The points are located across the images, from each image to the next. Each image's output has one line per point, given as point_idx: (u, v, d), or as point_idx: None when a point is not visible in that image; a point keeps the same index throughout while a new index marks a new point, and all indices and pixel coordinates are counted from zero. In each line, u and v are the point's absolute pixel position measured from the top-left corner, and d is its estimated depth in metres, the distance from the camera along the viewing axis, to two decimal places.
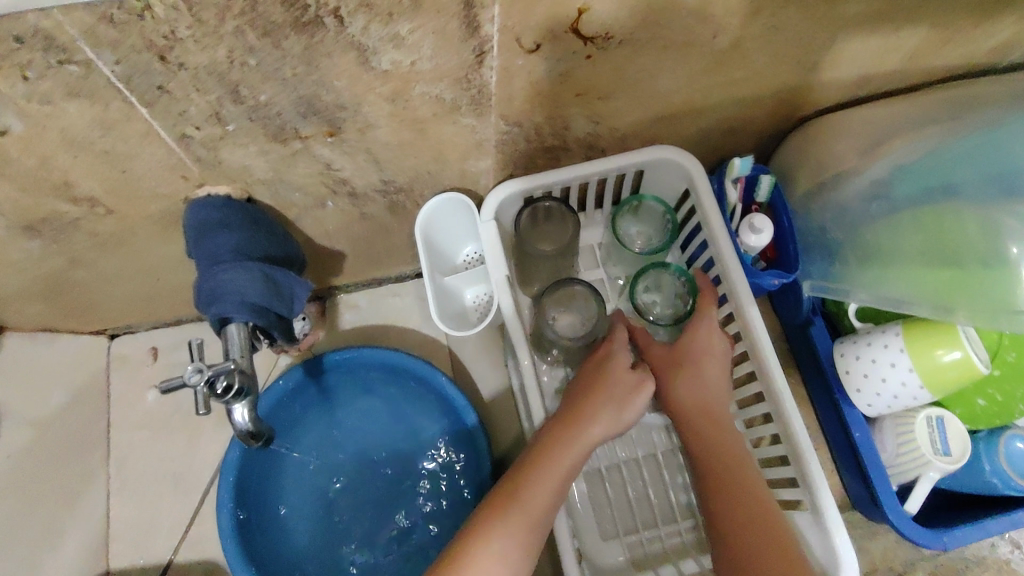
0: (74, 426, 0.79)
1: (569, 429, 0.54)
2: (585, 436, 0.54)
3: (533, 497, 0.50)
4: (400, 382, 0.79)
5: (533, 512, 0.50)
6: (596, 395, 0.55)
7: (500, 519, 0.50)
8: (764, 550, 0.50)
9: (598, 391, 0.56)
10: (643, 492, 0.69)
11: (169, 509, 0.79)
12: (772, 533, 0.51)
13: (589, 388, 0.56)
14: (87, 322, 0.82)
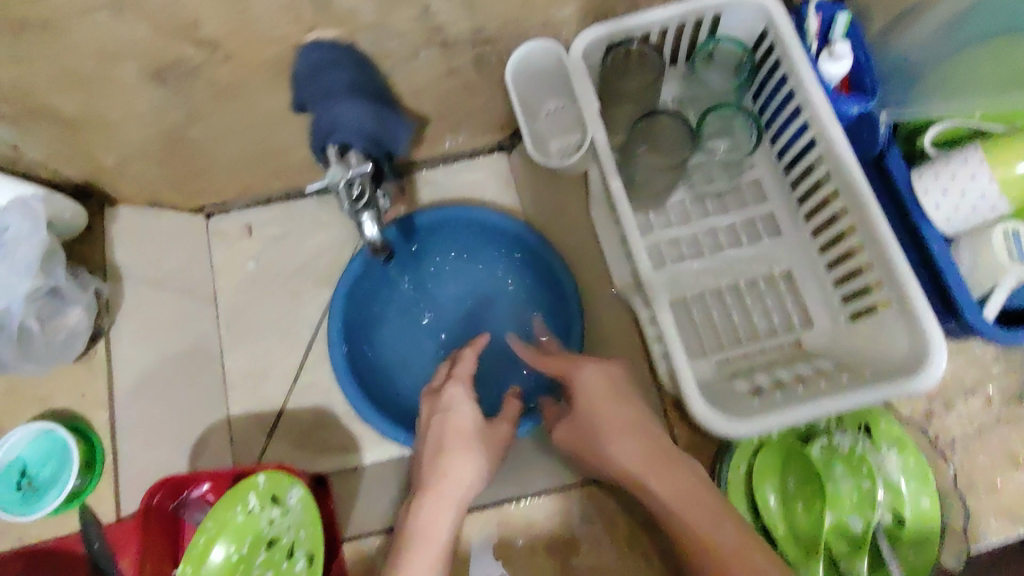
0: (190, 285, 0.87)
1: (433, 499, 0.58)
2: (456, 474, 0.59)
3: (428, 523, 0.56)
4: (489, 238, 0.83)
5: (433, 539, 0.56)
6: (442, 441, 0.61)
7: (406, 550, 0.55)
8: (655, 502, 0.56)
9: (442, 433, 0.62)
10: (727, 314, 0.74)
11: (281, 358, 0.88)
12: (698, 505, 0.54)
13: (439, 446, 0.61)
14: (188, 196, 0.88)
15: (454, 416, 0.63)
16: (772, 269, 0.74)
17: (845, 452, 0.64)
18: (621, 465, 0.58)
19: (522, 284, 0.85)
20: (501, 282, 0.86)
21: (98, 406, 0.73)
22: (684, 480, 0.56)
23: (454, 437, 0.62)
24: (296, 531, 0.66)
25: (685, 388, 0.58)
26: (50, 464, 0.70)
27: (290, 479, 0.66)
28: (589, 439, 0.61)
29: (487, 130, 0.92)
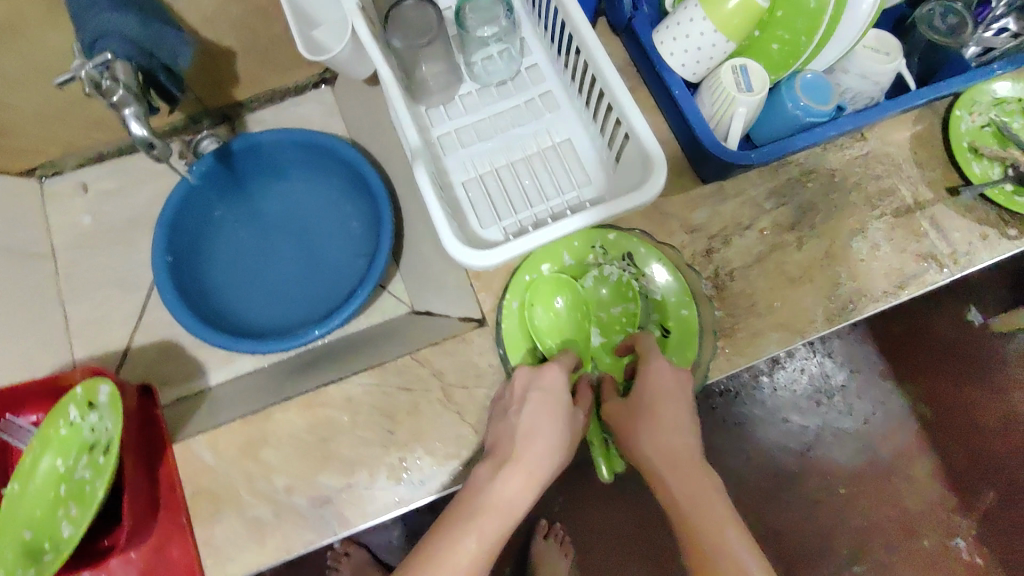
0: (22, 243, 0.89)
1: (518, 468, 0.61)
2: (511, 489, 0.60)
3: (482, 513, 0.58)
4: (306, 161, 0.88)
5: (484, 528, 0.58)
6: (536, 430, 0.62)
7: (433, 549, 0.57)
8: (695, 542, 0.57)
9: (536, 412, 0.63)
10: (517, 183, 0.80)
11: (123, 303, 0.91)
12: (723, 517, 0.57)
13: (531, 422, 0.63)
14: (11, 158, 0.89)
15: (540, 405, 0.63)
16: (552, 141, 0.81)
17: (614, 279, 0.71)
18: (657, 466, 0.61)
19: (343, 198, 0.91)
20: (325, 203, 0.92)
21: None
22: (686, 478, 0.59)
23: (545, 418, 0.63)
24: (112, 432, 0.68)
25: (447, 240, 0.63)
26: None
27: (98, 380, 0.68)
28: (635, 424, 0.62)
29: (300, 63, 0.96)
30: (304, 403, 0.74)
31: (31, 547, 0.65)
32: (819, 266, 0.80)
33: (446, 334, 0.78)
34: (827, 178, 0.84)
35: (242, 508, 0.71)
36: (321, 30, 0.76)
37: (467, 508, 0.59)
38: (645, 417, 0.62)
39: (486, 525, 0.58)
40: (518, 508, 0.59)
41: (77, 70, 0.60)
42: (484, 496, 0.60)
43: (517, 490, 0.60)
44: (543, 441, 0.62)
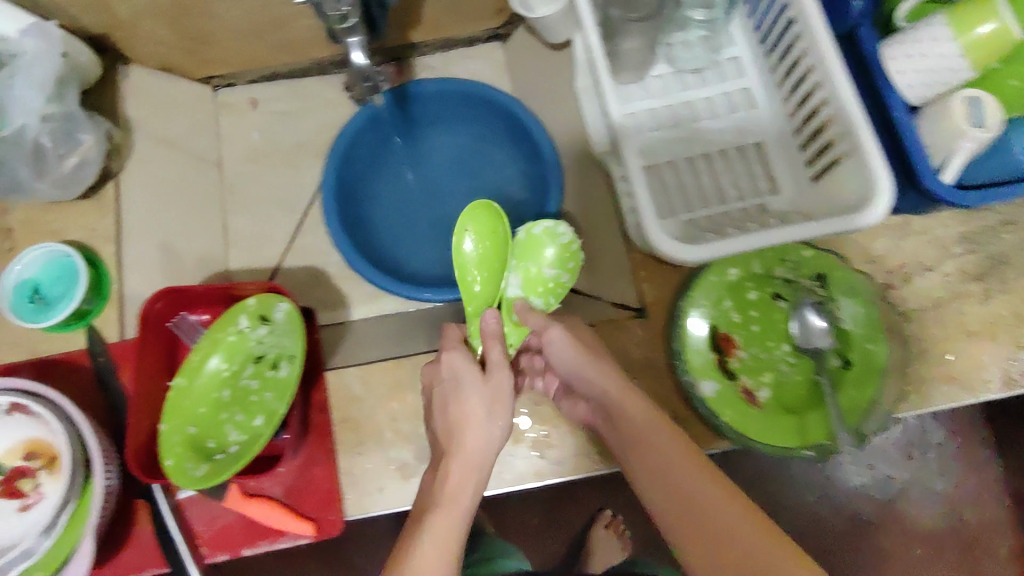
0: (197, 147, 0.93)
1: (456, 469, 0.58)
2: (464, 488, 0.57)
3: (452, 505, 0.56)
4: (478, 116, 0.88)
5: (455, 516, 0.55)
6: (465, 422, 0.59)
7: (421, 535, 0.54)
8: (686, 533, 0.53)
9: (461, 407, 0.60)
10: (699, 178, 0.77)
11: (279, 224, 0.93)
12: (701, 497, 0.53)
13: (457, 416, 0.60)
14: (198, 64, 0.93)
15: (462, 393, 0.60)
16: (743, 140, 0.77)
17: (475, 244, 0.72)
18: (643, 464, 0.58)
19: (507, 156, 0.91)
20: (489, 159, 0.92)
21: (106, 240, 0.79)
22: (650, 468, 0.58)
23: (487, 402, 0.59)
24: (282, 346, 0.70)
25: (647, 228, 0.62)
26: (61, 284, 0.76)
27: (276, 295, 0.70)
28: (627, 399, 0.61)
29: (485, 15, 0.94)
30: None
31: (195, 440, 0.68)
32: (1001, 324, 0.76)
33: (601, 318, 0.78)
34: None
35: (383, 447, 0.72)
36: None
37: (424, 524, 0.55)
38: (615, 410, 0.62)
39: (460, 512, 0.56)
40: (461, 499, 0.56)
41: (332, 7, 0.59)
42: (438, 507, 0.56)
43: (470, 490, 0.57)
44: (474, 434, 0.58)
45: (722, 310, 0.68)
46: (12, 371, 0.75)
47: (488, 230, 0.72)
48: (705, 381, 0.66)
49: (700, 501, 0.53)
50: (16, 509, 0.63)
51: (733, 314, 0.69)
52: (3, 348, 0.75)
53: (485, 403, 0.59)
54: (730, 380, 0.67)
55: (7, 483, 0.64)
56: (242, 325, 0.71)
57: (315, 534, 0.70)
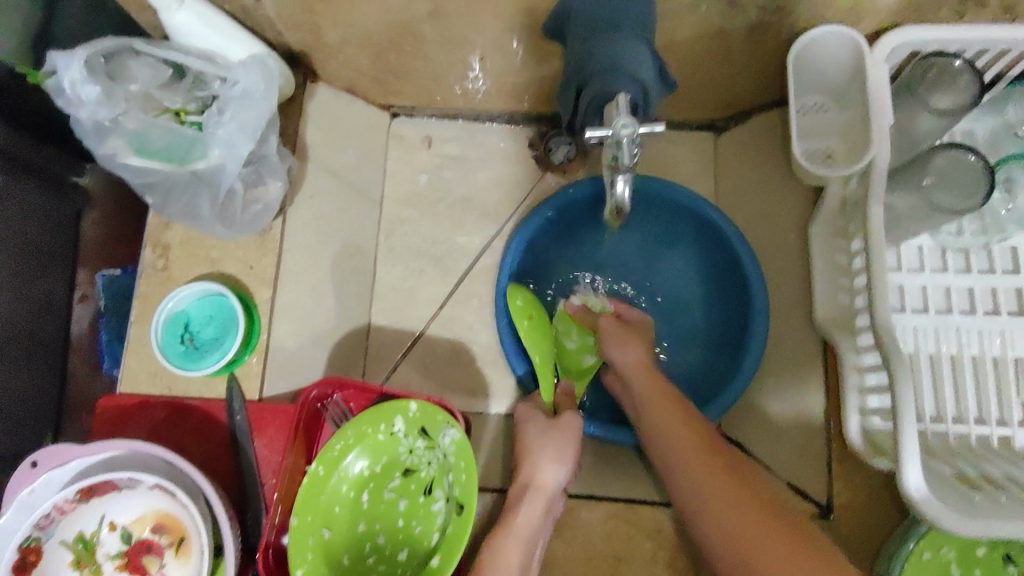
0: (362, 181, 0.85)
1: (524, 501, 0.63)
2: (529, 516, 0.62)
3: (514, 525, 0.61)
4: (676, 224, 0.79)
5: (518, 531, 0.60)
6: (527, 459, 0.65)
7: (490, 546, 0.59)
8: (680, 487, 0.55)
9: (532, 439, 0.66)
10: (941, 383, 0.66)
11: (430, 284, 0.85)
12: (684, 457, 0.56)
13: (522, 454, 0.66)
14: (383, 92, 0.85)
15: (524, 428, 0.68)
16: (1002, 351, 0.66)
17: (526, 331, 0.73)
18: (645, 426, 0.62)
19: (696, 271, 0.81)
20: (674, 270, 0.82)
21: (262, 283, 0.72)
22: (653, 419, 0.61)
23: (549, 438, 0.65)
24: (439, 468, 0.64)
25: (903, 459, 0.55)
26: (212, 325, 0.71)
27: (445, 419, 0.62)
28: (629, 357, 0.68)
29: (706, 107, 0.83)
30: (611, 511, 0.68)
31: (328, 548, 0.62)
32: None
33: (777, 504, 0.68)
34: None
35: None
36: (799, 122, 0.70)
37: (494, 539, 0.60)
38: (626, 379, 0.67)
39: (532, 519, 0.62)
40: (536, 531, 0.61)
41: (628, 147, 0.50)
42: (504, 529, 0.61)
43: (534, 517, 0.62)
44: (541, 469, 0.64)
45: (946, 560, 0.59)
46: (146, 408, 0.70)
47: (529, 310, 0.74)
48: None
49: (695, 461, 0.55)
50: None
51: (952, 568, 0.59)
52: (141, 378, 0.71)
53: (554, 441, 0.65)
54: None
55: (129, 557, 0.60)
56: (395, 429, 0.65)
57: None
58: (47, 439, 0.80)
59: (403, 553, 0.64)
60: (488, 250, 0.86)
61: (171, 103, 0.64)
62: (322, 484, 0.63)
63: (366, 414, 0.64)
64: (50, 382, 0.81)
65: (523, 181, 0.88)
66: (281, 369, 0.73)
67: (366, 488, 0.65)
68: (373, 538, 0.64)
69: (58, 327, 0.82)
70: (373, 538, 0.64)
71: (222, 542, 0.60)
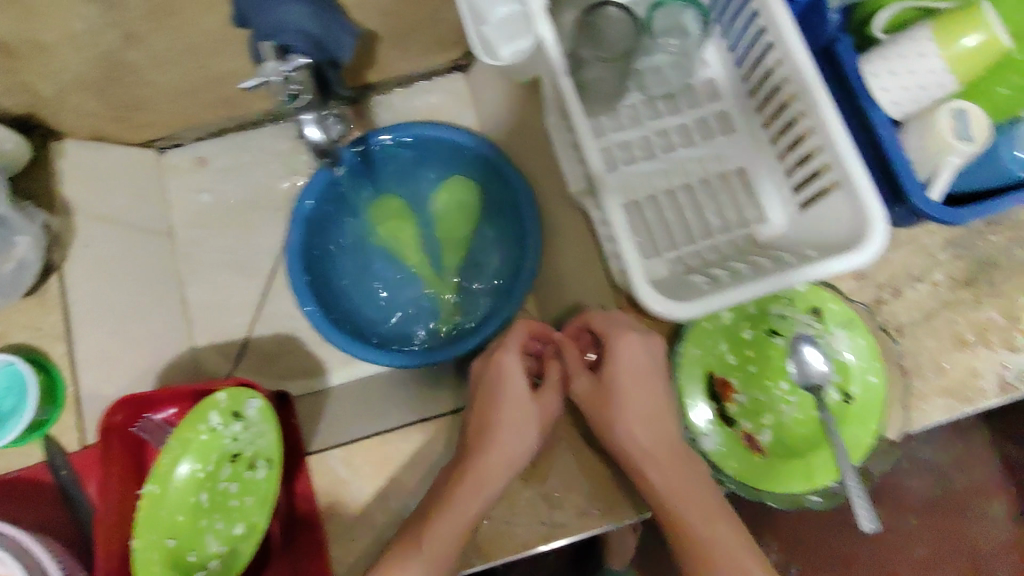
0: (144, 217, 0.87)
1: (512, 459, 0.61)
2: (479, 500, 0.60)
3: (455, 515, 0.59)
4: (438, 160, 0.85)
5: (450, 532, 0.58)
6: (500, 429, 0.61)
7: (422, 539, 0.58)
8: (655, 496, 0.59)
9: (501, 413, 0.62)
10: (684, 211, 0.74)
11: (242, 291, 0.88)
12: (679, 487, 0.59)
13: (489, 423, 0.62)
14: (132, 128, 0.86)
15: (500, 389, 0.63)
16: (724, 166, 0.74)
17: (375, 236, 0.84)
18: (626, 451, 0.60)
19: (467, 211, 0.85)
20: (442, 219, 0.85)
21: (55, 338, 0.70)
22: (661, 434, 0.61)
23: (514, 428, 0.61)
24: (261, 442, 0.66)
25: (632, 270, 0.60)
26: (10, 397, 0.68)
27: (248, 393, 0.65)
28: (619, 402, 0.61)
29: (435, 49, 0.89)
30: (446, 422, 0.71)
31: (175, 554, 0.63)
32: (993, 327, 0.76)
33: None
34: (1000, 226, 0.79)
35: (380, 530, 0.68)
36: (492, 27, 0.72)
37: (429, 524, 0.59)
38: (611, 405, 0.61)
39: (474, 505, 0.60)
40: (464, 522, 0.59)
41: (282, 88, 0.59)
42: (445, 513, 0.59)
43: (490, 488, 0.60)
44: (515, 434, 0.61)
45: (728, 351, 0.66)
46: None
47: (381, 226, 0.84)
48: (706, 434, 0.64)
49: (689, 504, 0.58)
50: None
51: (729, 356, 0.66)
52: None
53: (523, 412, 0.62)
54: (729, 427, 0.64)
55: None
56: (214, 424, 0.65)
57: None
58: None
59: (237, 527, 0.67)
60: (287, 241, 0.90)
61: None
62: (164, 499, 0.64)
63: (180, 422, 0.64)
64: None
65: (301, 169, 0.93)
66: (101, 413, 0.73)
67: (203, 491, 0.66)
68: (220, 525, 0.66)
69: None
70: (221, 526, 0.66)
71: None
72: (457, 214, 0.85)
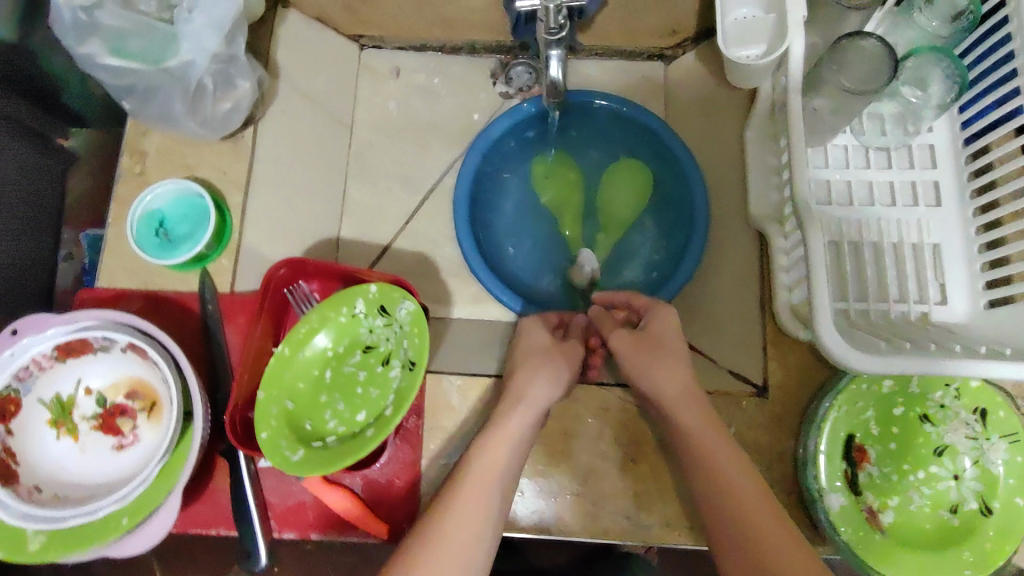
0: (334, 104, 0.91)
1: (519, 402, 0.65)
2: (481, 506, 0.57)
3: (470, 505, 0.57)
4: (620, 136, 0.84)
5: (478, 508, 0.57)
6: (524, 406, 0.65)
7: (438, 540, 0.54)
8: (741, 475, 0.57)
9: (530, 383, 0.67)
10: (865, 267, 0.70)
11: (399, 201, 0.91)
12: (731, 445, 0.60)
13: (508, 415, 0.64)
14: (353, 21, 0.90)
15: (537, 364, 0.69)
16: (921, 239, 0.70)
17: (536, 195, 0.86)
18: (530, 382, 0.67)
19: (633, 196, 0.85)
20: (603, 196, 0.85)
21: (235, 187, 0.77)
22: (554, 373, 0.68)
23: (546, 386, 0.67)
24: (397, 342, 0.69)
25: (819, 321, 0.57)
26: (186, 223, 0.76)
27: (402, 294, 0.67)
28: (638, 359, 0.67)
29: (653, 34, 0.88)
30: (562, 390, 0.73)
31: (291, 417, 0.66)
32: None
33: (718, 386, 0.73)
34: None
35: None
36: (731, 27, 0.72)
37: (456, 487, 0.58)
38: (665, 347, 0.67)
39: (485, 508, 0.57)
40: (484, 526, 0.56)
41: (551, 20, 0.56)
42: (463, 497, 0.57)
43: (518, 443, 0.62)
44: (533, 397, 0.66)
45: (876, 424, 0.64)
46: (125, 299, 0.75)
47: (543, 188, 0.86)
48: (833, 494, 0.61)
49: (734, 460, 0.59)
50: (110, 449, 0.62)
51: (873, 426, 0.64)
52: (120, 274, 0.75)
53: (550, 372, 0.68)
54: (856, 496, 0.62)
55: (103, 419, 0.63)
56: (358, 310, 0.68)
57: (386, 537, 0.68)
58: None
59: (371, 430, 0.65)
60: (452, 171, 0.92)
61: (145, 7, 0.69)
62: (289, 363, 0.66)
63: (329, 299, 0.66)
64: (41, 279, 0.88)
65: (486, 108, 0.94)
66: (253, 269, 0.78)
67: (327, 366, 0.68)
68: (332, 404, 0.68)
69: (48, 246, 0.89)
70: (335, 407, 0.68)
71: (181, 407, 0.61)
72: (624, 193, 0.85)
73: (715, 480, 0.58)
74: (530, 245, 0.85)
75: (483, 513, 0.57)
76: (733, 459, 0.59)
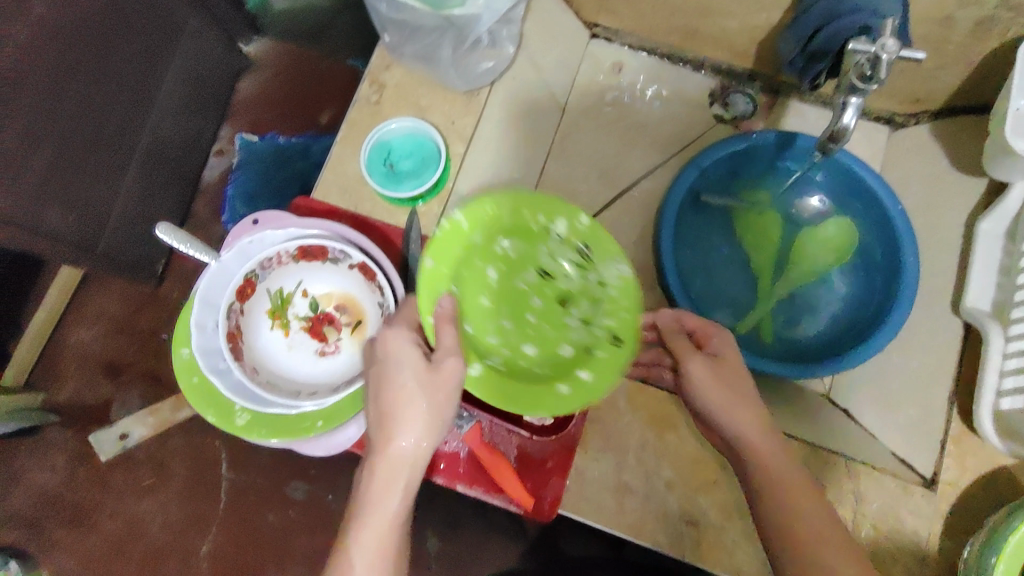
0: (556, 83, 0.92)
1: (394, 401, 0.52)
2: (393, 490, 0.51)
3: (381, 488, 0.51)
4: (838, 189, 0.82)
5: (394, 468, 0.51)
6: (395, 413, 0.51)
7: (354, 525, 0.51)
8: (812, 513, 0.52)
9: (400, 386, 0.52)
10: None
11: (592, 192, 0.93)
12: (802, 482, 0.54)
13: (382, 415, 0.52)
14: (597, 7, 0.90)
15: (394, 375, 0.52)
16: None
17: (734, 222, 0.85)
18: (390, 400, 0.52)
19: (832, 249, 0.83)
20: (802, 239, 0.84)
21: (459, 138, 0.79)
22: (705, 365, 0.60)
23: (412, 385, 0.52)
24: (585, 284, 0.64)
25: None
26: (410, 160, 0.79)
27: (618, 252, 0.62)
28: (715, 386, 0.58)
29: (894, 98, 0.85)
30: None
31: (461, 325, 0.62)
32: None
33: (882, 464, 0.71)
34: None
35: (623, 467, 0.71)
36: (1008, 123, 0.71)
37: (364, 480, 0.51)
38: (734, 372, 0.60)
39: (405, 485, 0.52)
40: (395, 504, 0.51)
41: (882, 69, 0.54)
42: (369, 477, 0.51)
43: (416, 438, 0.51)
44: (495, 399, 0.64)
45: None
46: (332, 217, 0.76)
47: (743, 215, 0.85)
48: None
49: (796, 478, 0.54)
50: (315, 353, 0.66)
51: None
52: (335, 191, 0.78)
53: (423, 385, 0.52)
54: None
55: (312, 323, 0.67)
56: (556, 230, 0.64)
57: (529, 511, 0.70)
58: (179, 203, 1.17)
59: (564, 387, 0.59)
60: (651, 176, 0.93)
61: None
62: (460, 244, 0.62)
63: (534, 196, 0.63)
64: (196, 160, 1.19)
65: (697, 125, 0.94)
66: None
67: (496, 266, 0.65)
68: (491, 309, 0.64)
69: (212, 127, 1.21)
70: (499, 323, 0.64)
71: None
72: (829, 242, 0.83)
73: (806, 526, 0.51)
74: (716, 270, 0.85)
75: (387, 507, 0.51)
76: (819, 502, 0.53)
